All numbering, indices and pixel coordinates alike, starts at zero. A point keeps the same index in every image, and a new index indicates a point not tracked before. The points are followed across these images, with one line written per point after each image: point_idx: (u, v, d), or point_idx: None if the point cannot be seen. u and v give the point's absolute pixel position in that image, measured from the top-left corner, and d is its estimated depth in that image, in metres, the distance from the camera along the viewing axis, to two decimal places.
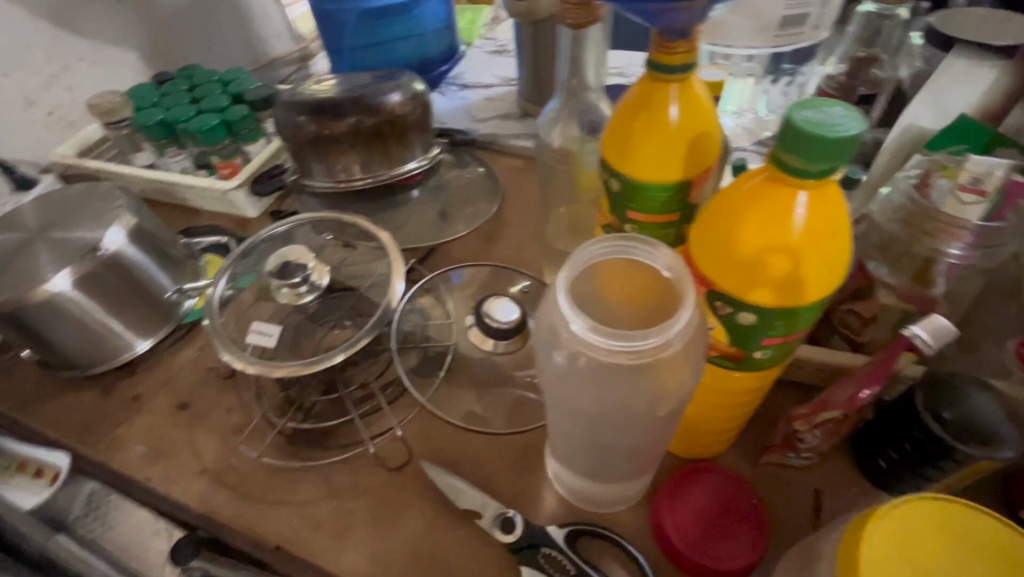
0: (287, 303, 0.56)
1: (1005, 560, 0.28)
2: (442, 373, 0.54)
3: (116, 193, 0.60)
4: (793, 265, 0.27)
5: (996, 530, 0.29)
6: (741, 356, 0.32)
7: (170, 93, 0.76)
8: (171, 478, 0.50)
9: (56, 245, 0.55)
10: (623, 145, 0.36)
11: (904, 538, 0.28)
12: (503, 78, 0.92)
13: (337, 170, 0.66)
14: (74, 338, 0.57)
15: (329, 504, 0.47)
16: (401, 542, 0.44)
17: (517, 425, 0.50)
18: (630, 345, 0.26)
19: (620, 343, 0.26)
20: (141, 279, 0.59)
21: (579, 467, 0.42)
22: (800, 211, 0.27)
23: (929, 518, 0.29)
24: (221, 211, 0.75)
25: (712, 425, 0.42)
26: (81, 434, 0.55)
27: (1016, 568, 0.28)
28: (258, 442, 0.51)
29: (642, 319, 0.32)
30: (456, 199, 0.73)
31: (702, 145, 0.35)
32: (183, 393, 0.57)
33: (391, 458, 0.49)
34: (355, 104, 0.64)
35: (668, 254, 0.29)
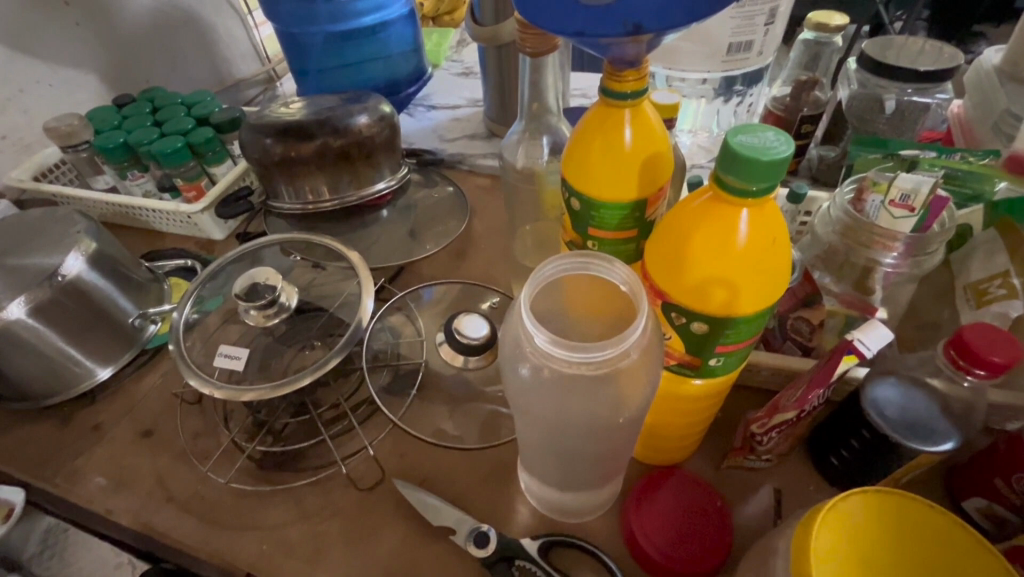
0: (254, 324, 0.55)
1: (939, 547, 0.30)
2: (414, 391, 0.54)
3: (75, 218, 0.59)
4: (737, 276, 0.29)
5: (930, 517, 0.30)
6: (698, 363, 0.34)
7: (133, 116, 0.75)
8: (134, 508, 0.49)
9: (10, 272, 0.54)
10: (581, 166, 0.38)
11: (853, 530, 0.30)
12: (470, 99, 0.95)
13: (305, 192, 0.67)
14: (30, 367, 0.55)
15: (301, 529, 0.46)
16: (375, 562, 0.44)
17: (490, 439, 0.51)
18: (591, 357, 0.28)
19: (580, 354, 0.28)
20: (101, 304, 0.58)
21: (551, 479, 0.43)
22: (743, 227, 0.29)
23: (870, 508, 0.31)
24: (187, 234, 0.74)
25: (675, 431, 0.43)
26: (36, 466, 0.53)
27: (947, 553, 0.30)
28: (226, 467, 0.50)
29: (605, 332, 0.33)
30: (425, 218, 0.74)
31: (656, 166, 0.37)
32: (147, 421, 0.55)
33: (363, 478, 0.49)
34: (322, 126, 0.64)
35: (625, 269, 0.31)
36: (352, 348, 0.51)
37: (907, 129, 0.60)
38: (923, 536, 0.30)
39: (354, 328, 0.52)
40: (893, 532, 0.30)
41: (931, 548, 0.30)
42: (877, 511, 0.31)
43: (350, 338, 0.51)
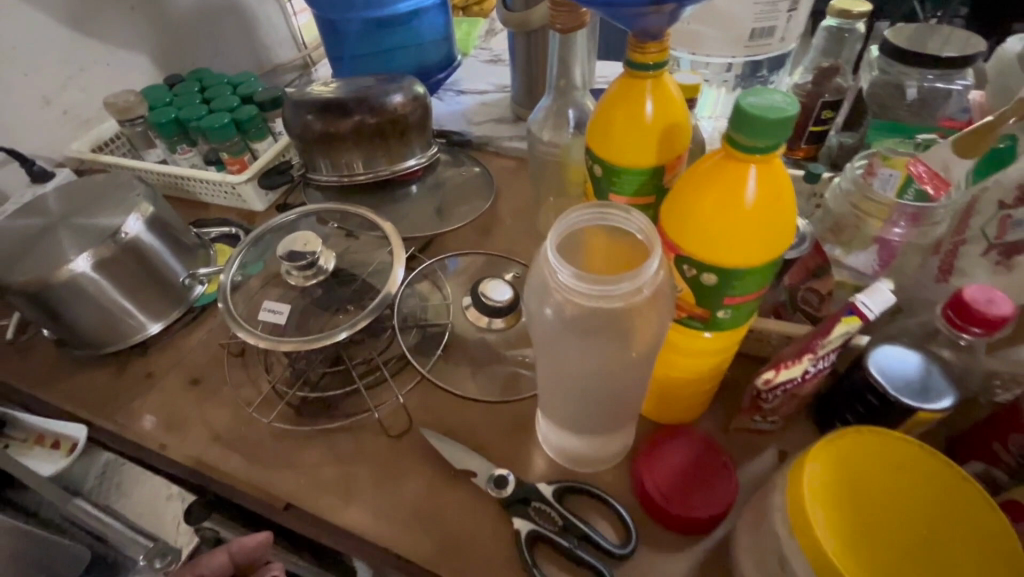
0: (295, 284, 0.60)
1: (921, 477, 0.32)
2: (439, 351, 0.58)
3: (134, 183, 0.64)
4: (746, 228, 0.32)
5: (911, 451, 0.33)
6: (707, 316, 0.36)
7: (183, 94, 0.80)
8: (185, 445, 0.54)
9: (77, 230, 0.59)
10: (605, 134, 0.41)
11: (841, 463, 0.32)
12: (497, 86, 0.98)
13: (342, 165, 0.71)
14: (91, 317, 0.60)
15: (334, 468, 0.50)
16: (402, 499, 0.48)
17: (510, 394, 0.54)
18: (614, 290, 0.31)
19: (603, 286, 0.31)
20: (155, 264, 0.63)
21: (567, 426, 0.46)
22: (751, 184, 0.32)
23: (857, 445, 0.33)
24: (230, 205, 0.79)
25: (685, 389, 0.46)
26: (96, 407, 0.59)
27: (930, 482, 0.32)
28: (266, 412, 0.55)
29: None
30: (452, 195, 0.77)
31: (675, 135, 0.40)
32: (194, 370, 0.60)
33: (392, 426, 0.53)
34: (360, 104, 0.68)
35: (642, 219, 0.34)
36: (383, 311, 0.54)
37: (926, 115, 0.61)
38: (911, 471, 0.32)
39: (385, 293, 0.55)
40: (882, 469, 0.32)
41: (919, 484, 0.32)
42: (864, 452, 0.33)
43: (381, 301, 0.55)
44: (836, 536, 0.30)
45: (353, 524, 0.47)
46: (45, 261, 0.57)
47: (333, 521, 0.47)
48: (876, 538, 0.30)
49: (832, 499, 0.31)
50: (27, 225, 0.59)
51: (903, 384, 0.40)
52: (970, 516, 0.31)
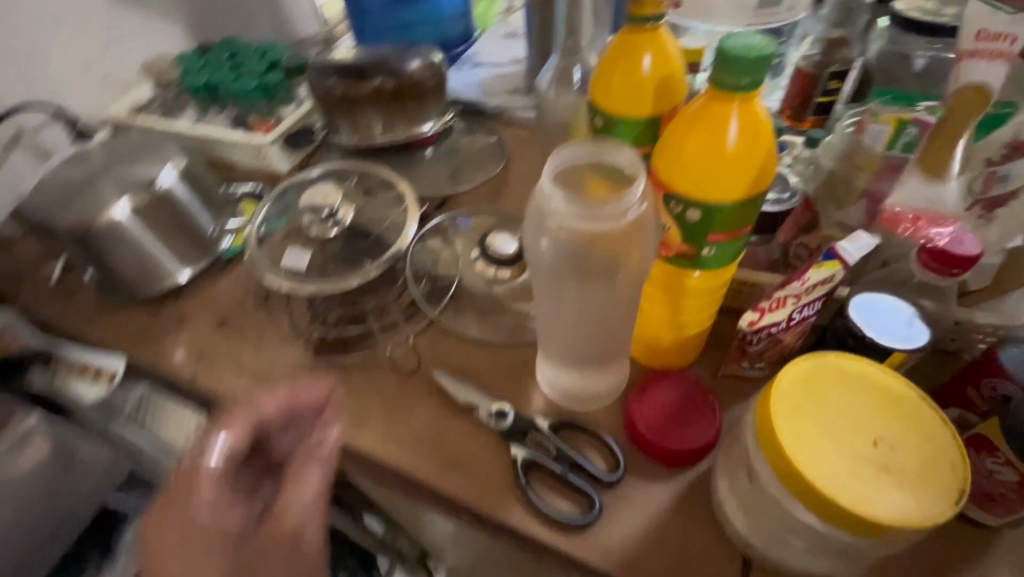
0: (316, 235, 0.64)
1: (875, 391, 0.36)
2: (448, 300, 0.61)
3: (170, 140, 0.69)
4: (729, 166, 0.35)
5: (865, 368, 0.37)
6: (693, 254, 0.39)
7: (213, 61, 0.85)
8: (214, 377, 0.59)
9: (117, 179, 0.63)
10: (606, 87, 0.44)
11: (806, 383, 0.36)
12: (513, 58, 1.00)
13: (362, 127, 0.75)
14: (129, 262, 0.65)
15: (349, 401, 0.55)
16: (411, 427, 0.52)
17: (513, 339, 0.58)
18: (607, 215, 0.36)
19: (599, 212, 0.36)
20: (185, 215, 0.67)
21: (565, 362, 0.50)
22: (734, 124, 0.34)
23: (819, 367, 0.37)
24: (251, 165, 0.82)
25: (675, 333, 0.49)
26: (135, 343, 0.64)
27: (883, 394, 0.36)
28: (288, 350, 0.59)
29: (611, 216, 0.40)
30: (466, 161, 0.81)
31: (670, 88, 0.43)
32: (223, 312, 0.65)
33: (404, 365, 0.57)
34: (380, 69, 0.72)
35: (627, 153, 0.38)
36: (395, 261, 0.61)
37: (931, 85, 0.62)
38: (866, 387, 0.36)
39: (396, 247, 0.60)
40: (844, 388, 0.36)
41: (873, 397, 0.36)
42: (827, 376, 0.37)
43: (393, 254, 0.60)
44: (803, 441, 0.33)
45: (365, 449, 0.51)
46: (89, 206, 0.61)
47: (348, 444, 0.52)
48: (838, 445, 0.33)
49: (800, 414, 0.34)
50: (73, 173, 0.64)
51: (886, 316, 0.43)
52: (914, 420, 0.35)
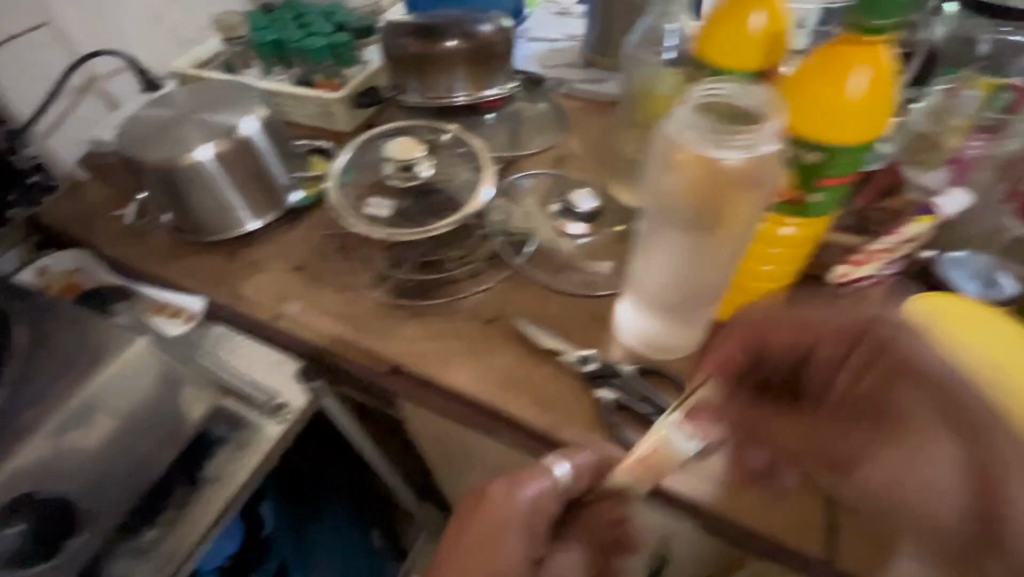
0: (398, 185, 0.65)
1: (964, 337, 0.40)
2: (525, 255, 0.63)
3: (252, 89, 0.69)
4: (849, 115, 0.37)
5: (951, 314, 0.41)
6: (801, 200, 0.42)
7: (279, 20, 0.85)
8: (297, 317, 0.60)
9: (200, 123, 0.64)
10: (714, 42, 0.46)
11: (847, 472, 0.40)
12: (568, 34, 1.01)
13: (430, 87, 0.76)
14: (208, 206, 0.67)
15: (431, 341, 0.57)
16: (495, 367, 0.54)
17: (588, 291, 0.60)
18: (731, 154, 0.38)
19: (727, 147, 0.38)
20: (260, 165, 0.67)
21: (654, 310, 0.52)
22: (862, 77, 0.37)
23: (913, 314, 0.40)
24: (317, 125, 0.84)
25: (763, 286, 0.51)
26: (213, 283, 0.66)
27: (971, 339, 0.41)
28: (367, 294, 0.61)
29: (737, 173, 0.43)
30: (528, 128, 0.82)
31: (778, 44, 0.45)
32: (299, 258, 0.66)
33: (483, 312, 0.59)
34: (453, 31, 0.73)
35: (764, 91, 0.39)
36: (469, 218, 0.62)
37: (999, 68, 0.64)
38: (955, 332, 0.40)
39: (471, 206, 0.61)
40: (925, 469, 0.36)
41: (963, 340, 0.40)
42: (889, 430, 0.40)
43: (461, 216, 0.61)
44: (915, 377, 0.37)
45: (451, 385, 0.53)
46: (175, 148, 0.63)
47: (436, 379, 0.54)
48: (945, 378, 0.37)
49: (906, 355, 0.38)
50: (158, 115, 0.65)
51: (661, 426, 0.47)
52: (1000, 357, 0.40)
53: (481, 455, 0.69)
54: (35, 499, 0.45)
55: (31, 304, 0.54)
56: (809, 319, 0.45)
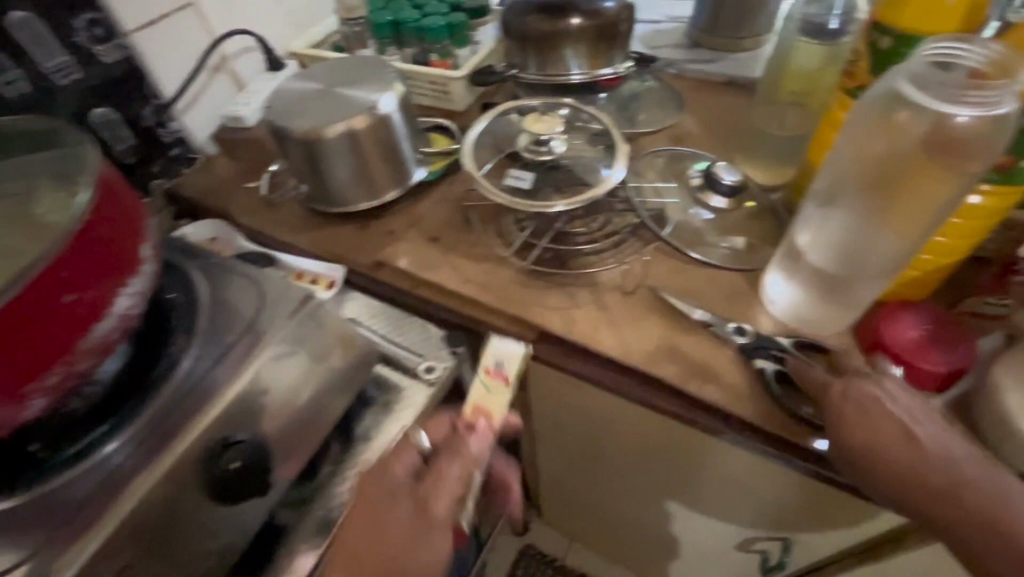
0: (529, 158, 0.66)
1: None
2: (669, 230, 0.62)
3: (387, 65, 0.71)
4: None
5: None
6: (1010, 166, 0.42)
7: (395, 0, 0.87)
8: (440, 285, 0.62)
9: (344, 97, 0.66)
10: (906, 5, 0.45)
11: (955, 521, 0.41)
12: (671, 15, 1.00)
13: (551, 65, 0.77)
14: (345, 179, 0.69)
15: (579, 312, 0.58)
16: (645, 338, 0.55)
17: (730, 265, 0.60)
18: (964, 110, 0.38)
19: (960, 102, 0.38)
20: (395, 140, 0.68)
21: (815, 284, 0.51)
22: None
23: None
24: (430, 105, 0.85)
25: (941, 259, 0.50)
26: (352, 253, 0.68)
27: None
28: (508, 266, 0.62)
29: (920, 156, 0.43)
30: (642, 107, 0.82)
31: (978, 9, 0.44)
32: (433, 230, 0.68)
33: (626, 284, 0.59)
34: (580, 8, 0.74)
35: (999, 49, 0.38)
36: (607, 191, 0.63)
37: None
38: None
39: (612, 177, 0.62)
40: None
41: None
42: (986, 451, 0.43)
43: (593, 193, 0.61)
44: None
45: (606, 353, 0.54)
46: (321, 121, 0.64)
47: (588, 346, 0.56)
48: None
49: None
50: (304, 90, 0.68)
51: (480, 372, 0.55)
52: None
53: (602, 428, 0.70)
54: (232, 440, 0.45)
55: (204, 266, 0.56)
56: (889, 391, 0.44)
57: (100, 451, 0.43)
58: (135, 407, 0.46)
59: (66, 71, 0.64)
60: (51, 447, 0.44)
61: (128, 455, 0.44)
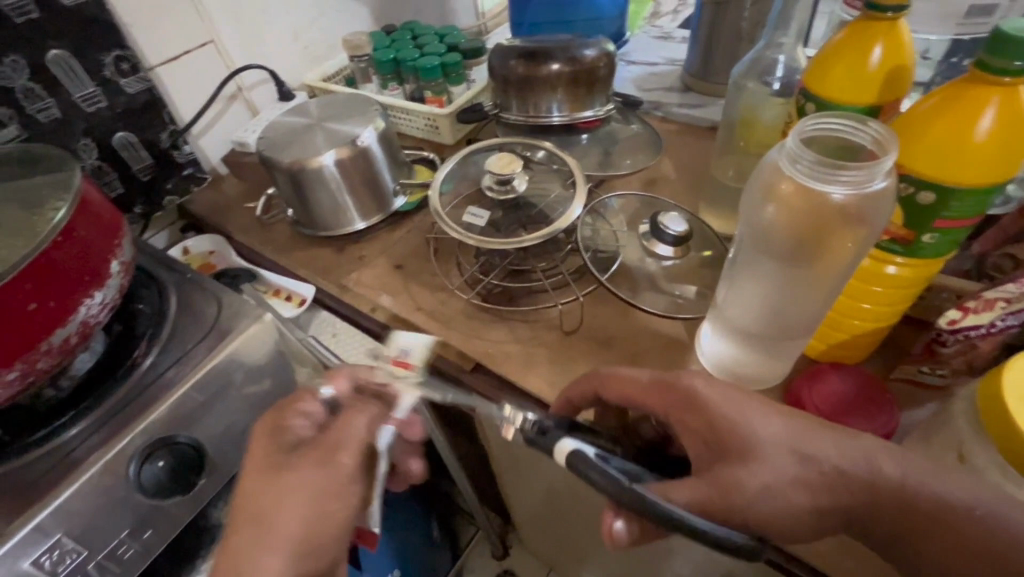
0: (494, 197, 0.69)
1: None
2: (611, 274, 0.64)
3: (373, 103, 0.76)
4: (969, 161, 0.36)
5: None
6: (911, 239, 0.41)
7: (399, 40, 0.94)
8: (394, 311, 0.66)
9: (328, 132, 0.72)
10: (826, 75, 0.46)
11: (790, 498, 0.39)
12: (667, 59, 1.02)
13: (531, 106, 0.80)
14: (325, 206, 0.74)
15: (516, 346, 0.60)
16: (574, 378, 0.57)
17: (671, 312, 0.61)
18: (837, 188, 0.37)
19: (832, 180, 0.37)
20: (373, 172, 0.74)
21: (737, 339, 0.51)
22: (986, 122, 0.35)
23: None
24: (423, 138, 0.91)
25: (865, 323, 0.49)
26: (324, 273, 0.73)
27: None
28: (459, 297, 0.66)
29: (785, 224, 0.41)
30: (621, 147, 0.84)
31: (899, 78, 0.44)
32: (399, 258, 0.72)
33: (566, 324, 0.61)
34: (559, 54, 0.77)
35: (879, 126, 0.38)
36: (557, 233, 0.64)
37: None
38: None
39: (560, 221, 0.63)
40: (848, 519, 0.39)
41: None
42: (788, 455, 0.38)
43: (547, 232, 0.63)
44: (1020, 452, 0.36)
45: (534, 388, 0.57)
46: (304, 152, 0.70)
47: (517, 382, 0.57)
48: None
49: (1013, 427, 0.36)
50: (296, 123, 0.74)
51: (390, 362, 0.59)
52: None
53: (550, 459, 0.71)
54: (173, 440, 0.51)
55: (180, 280, 0.62)
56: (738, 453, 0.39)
57: (62, 435, 0.49)
58: (97, 400, 0.52)
59: (93, 100, 0.73)
60: (20, 432, 0.50)
61: (86, 443, 0.49)
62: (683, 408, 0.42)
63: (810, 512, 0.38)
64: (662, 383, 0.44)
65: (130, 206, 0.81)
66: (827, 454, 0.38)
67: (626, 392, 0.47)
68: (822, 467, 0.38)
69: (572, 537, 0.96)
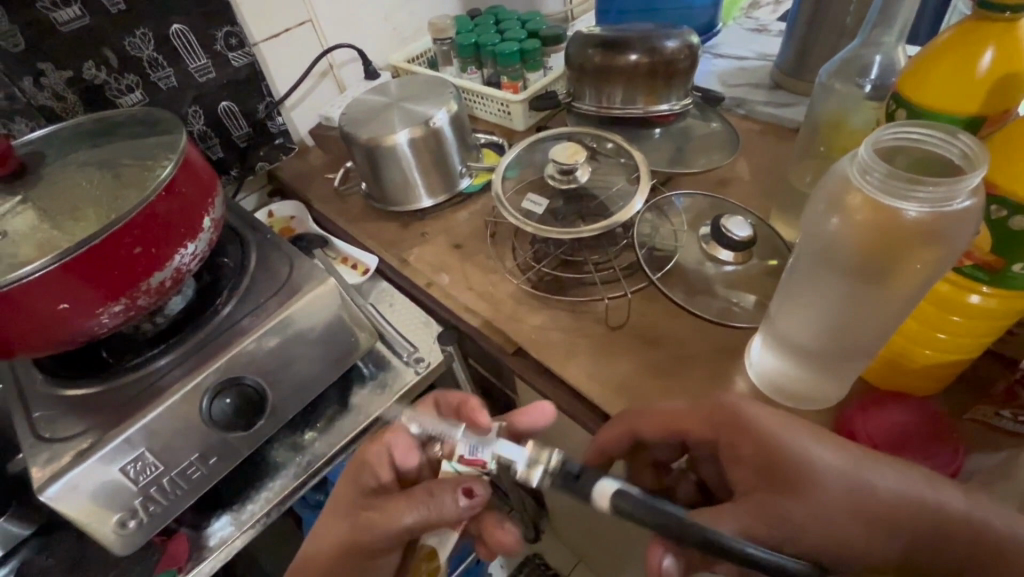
0: (555, 185, 0.69)
1: None
2: (665, 272, 0.62)
3: (449, 86, 0.78)
4: None
5: None
6: (998, 267, 0.38)
7: (482, 25, 0.95)
8: (448, 288, 0.69)
9: (404, 111, 0.75)
10: (923, 79, 0.42)
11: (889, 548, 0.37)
12: (759, 53, 0.96)
13: (605, 96, 0.79)
14: (394, 182, 0.78)
15: (559, 335, 0.61)
16: (613, 372, 0.57)
17: (726, 320, 0.59)
18: (911, 206, 0.34)
19: (908, 199, 0.35)
20: (442, 152, 0.76)
21: (791, 357, 0.48)
22: None
23: None
24: (496, 122, 0.93)
25: (938, 355, 0.45)
26: (388, 245, 0.77)
27: None
28: (511, 281, 0.67)
29: (849, 241, 0.39)
30: (695, 144, 0.81)
31: (1010, 86, 0.39)
32: (458, 238, 0.75)
33: (612, 319, 0.61)
34: (639, 44, 0.75)
35: (968, 137, 0.35)
36: (615, 227, 0.63)
37: None
38: None
39: (620, 215, 0.62)
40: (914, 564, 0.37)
41: None
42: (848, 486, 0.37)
43: (606, 225, 0.63)
44: None
45: (572, 378, 0.57)
46: (381, 130, 0.74)
47: (556, 370, 0.58)
48: None
49: None
50: (376, 101, 0.78)
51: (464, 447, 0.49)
52: None
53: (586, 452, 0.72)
54: (240, 381, 0.57)
55: (260, 241, 0.68)
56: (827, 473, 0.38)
57: (152, 364, 0.57)
58: (182, 338, 0.59)
59: (204, 72, 0.81)
60: (121, 358, 0.58)
61: (169, 373, 0.56)
62: (739, 432, 0.41)
63: (873, 550, 0.37)
64: (708, 404, 0.44)
65: (228, 169, 0.90)
66: (885, 483, 0.37)
67: (664, 424, 0.46)
68: (882, 499, 0.37)
69: (607, 535, 0.96)
